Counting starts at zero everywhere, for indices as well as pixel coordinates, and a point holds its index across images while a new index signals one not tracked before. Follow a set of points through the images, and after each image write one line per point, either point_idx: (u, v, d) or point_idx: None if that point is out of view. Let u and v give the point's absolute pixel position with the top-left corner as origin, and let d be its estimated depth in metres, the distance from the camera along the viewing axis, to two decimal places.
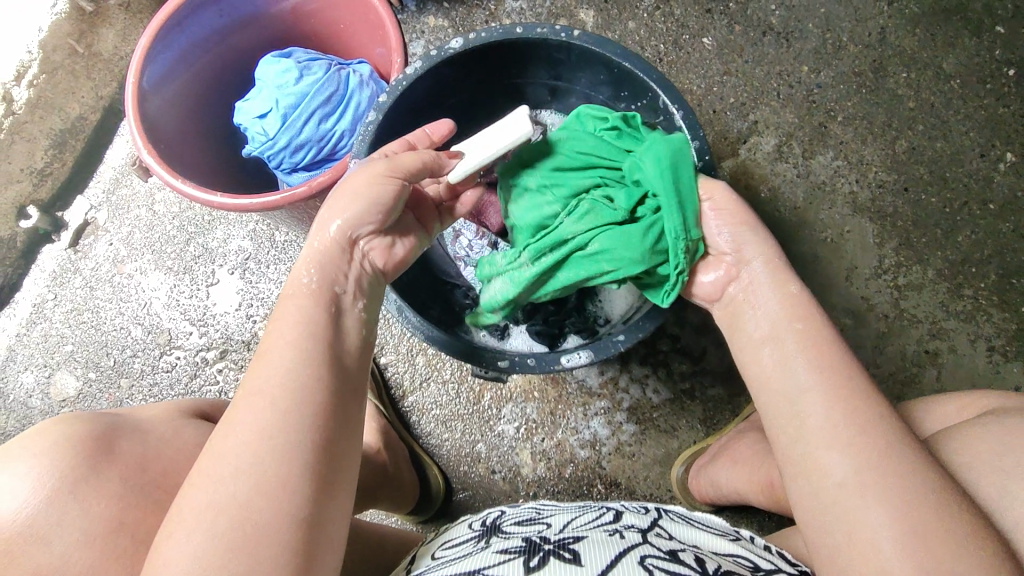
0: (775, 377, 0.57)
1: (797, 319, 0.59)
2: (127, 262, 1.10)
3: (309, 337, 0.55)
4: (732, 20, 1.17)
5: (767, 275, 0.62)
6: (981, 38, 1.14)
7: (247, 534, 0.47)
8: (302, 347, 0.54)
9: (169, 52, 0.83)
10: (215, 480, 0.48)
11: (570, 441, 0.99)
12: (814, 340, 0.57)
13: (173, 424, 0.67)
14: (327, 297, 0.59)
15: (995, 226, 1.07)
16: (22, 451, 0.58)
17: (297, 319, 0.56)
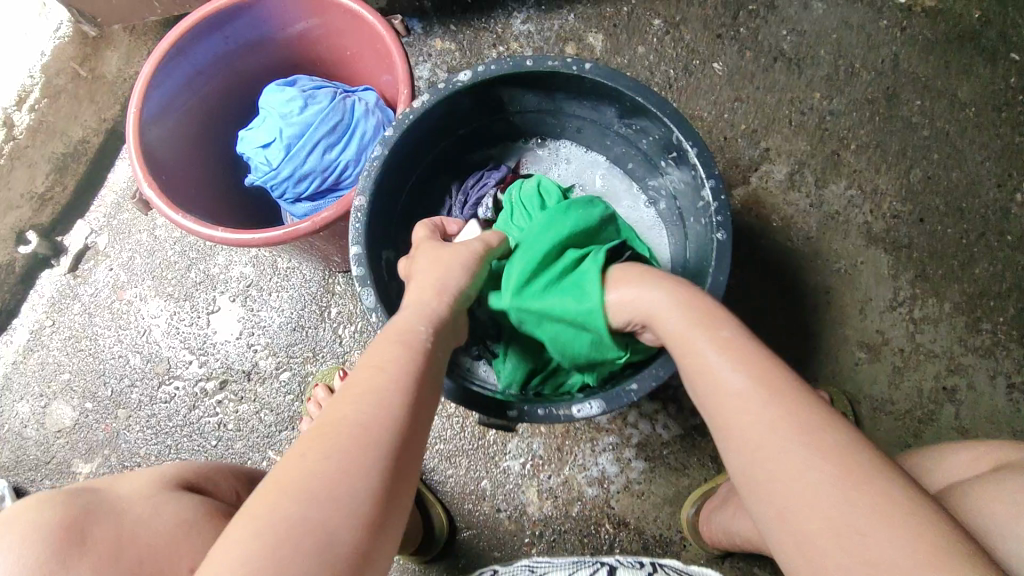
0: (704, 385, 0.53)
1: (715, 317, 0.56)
2: (126, 288, 1.08)
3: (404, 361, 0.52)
4: (743, 46, 1.16)
5: (665, 300, 0.60)
6: (995, 66, 1.13)
7: (308, 554, 0.39)
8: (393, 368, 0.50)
9: (172, 80, 0.81)
10: (290, 491, 0.42)
11: (578, 478, 0.96)
12: (753, 366, 0.51)
13: (154, 500, 0.62)
14: (418, 336, 0.55)
15: (1013, 258, 1.05)
16: None
17: (391, 351, 0.52)
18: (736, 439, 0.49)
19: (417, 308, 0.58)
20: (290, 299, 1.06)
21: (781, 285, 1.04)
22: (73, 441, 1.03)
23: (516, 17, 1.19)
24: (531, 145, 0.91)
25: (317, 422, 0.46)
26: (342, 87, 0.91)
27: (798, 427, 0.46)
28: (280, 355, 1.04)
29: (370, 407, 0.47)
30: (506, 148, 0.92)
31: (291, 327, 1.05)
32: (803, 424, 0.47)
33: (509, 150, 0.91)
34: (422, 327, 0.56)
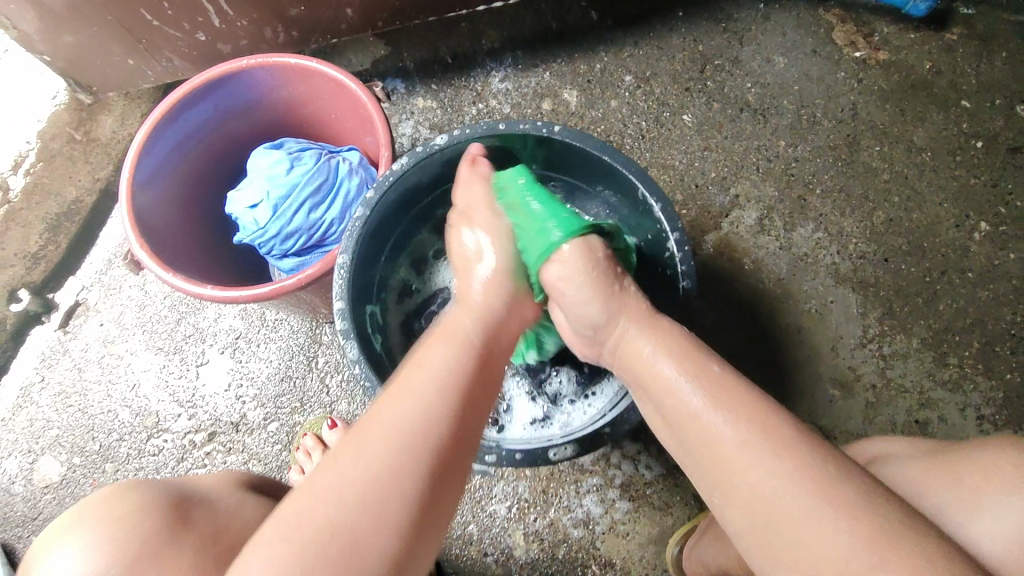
0: (695, 442, 0.59)
1: (685, 366, 0.62)
2: (117, 342, 1.10)
3: (429, 389, 0.60)
4: (710, 98, 1.22)
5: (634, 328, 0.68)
6: (948, 111, 1.19)
7: (370, 498, 0.52)
8: (429, 387, 0.60)
9: (165, 146, 0.86)
10: (360, 454, 0.55)
11: (563, 520, 1.00)
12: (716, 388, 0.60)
13: (236, 497, 0.74)
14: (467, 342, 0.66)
15: (975, 294, 1.09)
16: (102, 512, 0.67)
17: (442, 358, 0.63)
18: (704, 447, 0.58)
19: (467, 314, 0.69)
20: (279, 349, 1.08)
21: (752, 325, 1.09)
22: (60, 497, 1.04)
23: (494, 76, 1.25)
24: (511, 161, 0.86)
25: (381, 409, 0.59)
26: (327, 148, 0.96)
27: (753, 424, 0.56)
28: (269, 407, 1.06)
29: (407, 435, 0.56)
30: (489, 163, 0.86)
31: (279, 378, 1.07)
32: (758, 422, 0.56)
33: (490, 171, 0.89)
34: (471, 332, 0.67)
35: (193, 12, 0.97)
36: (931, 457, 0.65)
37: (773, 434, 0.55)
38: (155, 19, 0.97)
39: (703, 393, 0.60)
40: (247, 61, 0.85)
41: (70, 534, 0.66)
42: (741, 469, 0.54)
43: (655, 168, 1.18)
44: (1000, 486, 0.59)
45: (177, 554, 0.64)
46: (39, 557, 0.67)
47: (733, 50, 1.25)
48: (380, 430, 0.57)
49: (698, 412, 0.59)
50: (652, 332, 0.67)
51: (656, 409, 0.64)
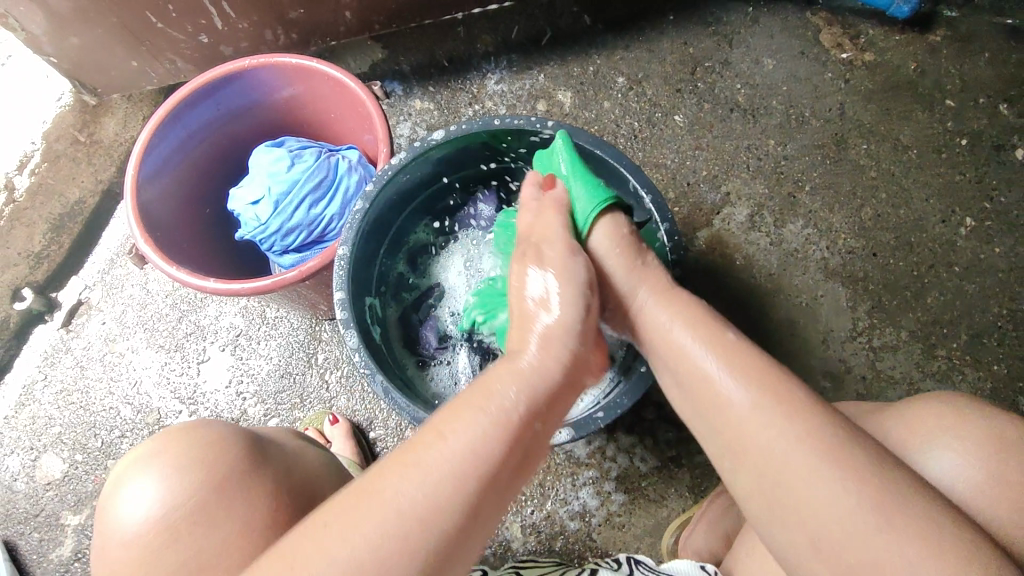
0: (706, 404, 0.60)
1: (700, 335, 0.63)
2: (119, 340, 1.11)
3: (466, 465, 0.52)
4: (701, 98, 1.25)
5: (652, 299, 0.68)
6: (933, 110, 1.22)
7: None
8: (449, 467, 0.51)
9: (168, 144, 0.89)
10: (372, 529, 0.48)
11: (560, 513, 1.02)
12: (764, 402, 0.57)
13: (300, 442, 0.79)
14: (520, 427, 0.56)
15: (962, 288, 1.12)
16: (180, 444, 0.68)
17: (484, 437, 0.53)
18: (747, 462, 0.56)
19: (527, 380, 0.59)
20: (279, 346, 1.09)
21: (744, 319, 1.11)
22: (62, 493, 1.05)
23: (489, 78, 1.27)
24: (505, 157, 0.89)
25: (401, 479, 0.51)
26: (327, 147, 0.98)
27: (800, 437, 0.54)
28: (269, 403, 1.07)
29: (425, 524, 0.49)
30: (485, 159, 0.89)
31: (279, 374, 1.08)
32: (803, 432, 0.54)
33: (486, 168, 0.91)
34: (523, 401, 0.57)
35: (196, 15, 1.01)
36: (872, 417, 0.69)
37: (783, 401, 0.56)
38: (159, 21, 1.01)
39: (719, 360, 0.60)
40: (249, 61, 0.89)
41: (152, 461, 0.67)
42: (752, 434, 0.55)
43: (648, 167, 1.21)
44: (925, 437, 0.63)
45: (261, 482, 0.68)
46: (116, 485, 0.67)
47: (723, 52, 1.28)
48: (401, 504, 0.49)
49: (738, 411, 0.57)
50: (673, 306, 0.67)
51: (670, 373, 0.65)
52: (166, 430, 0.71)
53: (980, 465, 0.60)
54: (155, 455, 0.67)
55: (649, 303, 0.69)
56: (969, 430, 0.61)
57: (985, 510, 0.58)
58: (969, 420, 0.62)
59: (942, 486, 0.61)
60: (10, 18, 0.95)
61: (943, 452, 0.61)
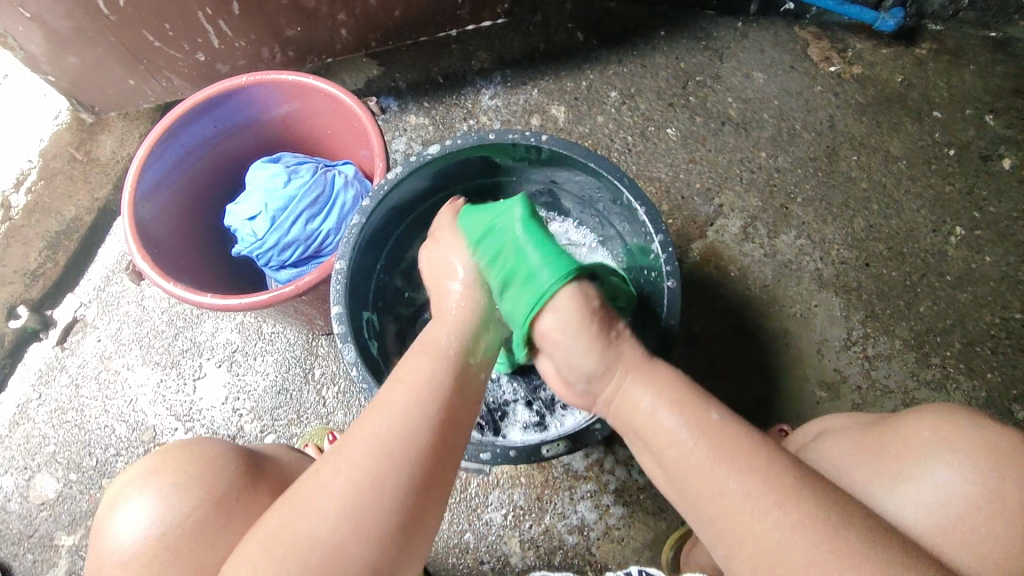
0: (693, 487, 0.60)
1: (686, 416, 0.62)
2: (114, 358, 1.11)
3: (412, 416, 0.59)
4: (693, 113, 1.26)
5: (630, 379, 0.67)
6: (921, 123, 1.24)
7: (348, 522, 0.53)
8: (410, 409, 0.60)
9: (165, 160, 0.90)
10: (334, 472, 0.56)
11: (558, 527, 1.01)
12: (736, 458, 0.58)
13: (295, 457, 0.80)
14: (447, 354, 0.67)
15: (954, 297, 1.13)
16: (177, 462, 0.68)
17: (423, 376, 0.63)
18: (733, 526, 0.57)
19: (445, 322, 0.71)
20: (275, 362, 1.09)
21: (740, 329, 1.11)
22: (57, 513, 1.04)
23: (484, 93, 1.29)
24: (501, 170, 0.90)
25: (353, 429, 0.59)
26: (323, 162, 0.99)
27: (783, 500, 0.55)
28: (266, 419, 1.07)
29: (381, 458, 0.56)
30: (481, 171, 0.90)
31: (276, 390, 1.08)
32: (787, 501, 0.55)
33: (482, 180, 0.92)
34: (448, 338, 0.69)
35: (193, 33, 1.03)
36: (864, 429, 0.68)
37: (783, 492, 0.56)
38: (157, 39, 1.02)
39: (701, 441, 0.60)
40: (246, 79, 0.90)
41: (151, 478, 0.67)
42: (752, 524, 0.56)
43: (642, 180, 1.22)
44: (921, 452, 0.63)
45: (258, 500, 0.67)
46: (115, 502, 0.67)
47: (714, 67, 1.29)
48: (357, 445, 0.57)
49: (722, 480, 0.58)
50: (653, 384, 0.66)
51: (650, 450, 0.64)
52: (162, 450, 0.71)
53: (974, 482, 0.61)
54: (152, 474, 0.67)
55: (625, 384, 0.67)
56: (963, 445, 0.62)
57: (987, 525, 0.59)
58: (961, 435, 0.63)
59: (940, 501, 0.61)
60: (8, 37, 0.96)
61: (940, 468, 0.62)
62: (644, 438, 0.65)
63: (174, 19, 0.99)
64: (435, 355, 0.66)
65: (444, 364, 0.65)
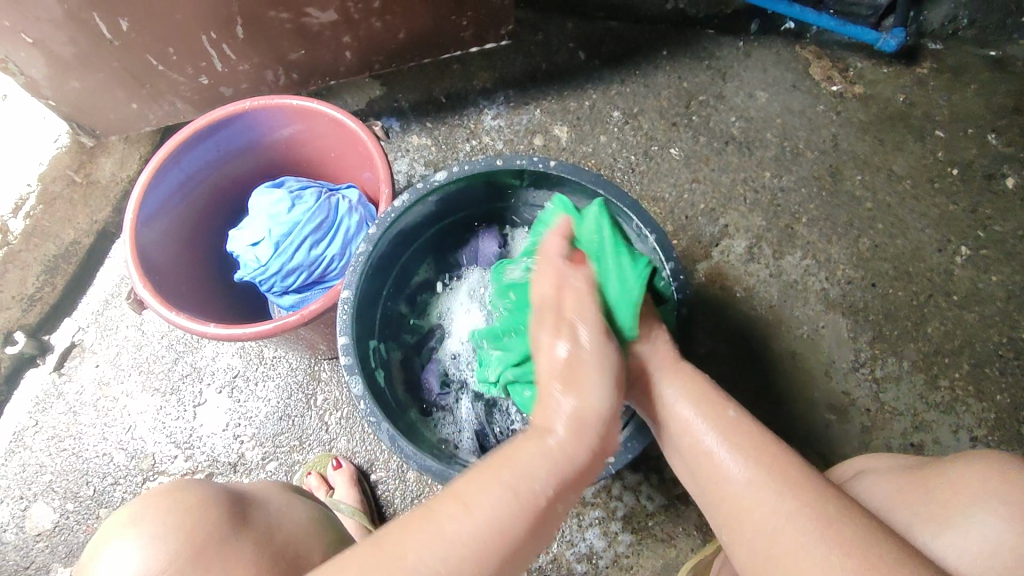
0: (704, 472, 0.62)
1: (702, 407, 0.65)
2: (112, 384, 1.09)
3: (477, 545, 0.51)
4: (697, 132, 1.26)
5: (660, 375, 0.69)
6: (923, 141, 1.24)
7: None
8: (467, 545, 0.51)
9: (167, 186, 0.89)
10: None
11: (567, 555, 0.99)
12: (745, 445, 0.60)
13: (286, 496, 0.79)
14: (537, 494, 0.54)
15: (961, 317, 1.12)
16: (167, 506, 0.66)
17: (496, 512, 0.52)
18: (729, 502, 0.59)
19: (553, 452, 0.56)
20: (277, 388, 1.08)
21: (747, 351, 1.10)
22: (53, 545, 1.02)
23: (487, 114, 1.28)
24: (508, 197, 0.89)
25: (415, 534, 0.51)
26: (326, 186, 0.98)
27: (780, 479, 0.56)
28: (268, 446, 1.05)
29: None
30: (487, 197, 0.89)
31: (278, 416, 1.06)
32: (788, 479, 0.56)
33: (489, 206, 0.91)
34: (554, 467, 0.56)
35: (196, 57, 1.02)
36: (909, 471, 0.68)
37: (780, 479, 0.57)
38: (160, 64, 1.02)
39: (715, 432, 0.62)
40: (249, 103, 0.89)
41: (131, 528, 0.65)
42: (749, 508, 0.57)
43: (646, 201, 1.21)
44: (968, 500, 0.63)
45: (240, 553, 0.65)
46: (96, 555, 0.65)
47: (716, 86, 1.29)
48: (394, 568, 0.49)
49: (725, 461, 0.60)
50: (671, 378, 0.68)
51: (670, 442, 0.67)
52: (150, 493, 0.69)
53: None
54: (138, 518, 0.65)
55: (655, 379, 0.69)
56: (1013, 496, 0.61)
57: None
58: (1013, 485, 0.62)
59: (986, 550, 0.60)
60: (10, 63, 0.95)
61: (988, 516, 0.61)
62: (667, 438, 0.67)
63: (177, 44, 0.99)
64: (530, 485, 0.54)
65: (528, 501, 0.53)
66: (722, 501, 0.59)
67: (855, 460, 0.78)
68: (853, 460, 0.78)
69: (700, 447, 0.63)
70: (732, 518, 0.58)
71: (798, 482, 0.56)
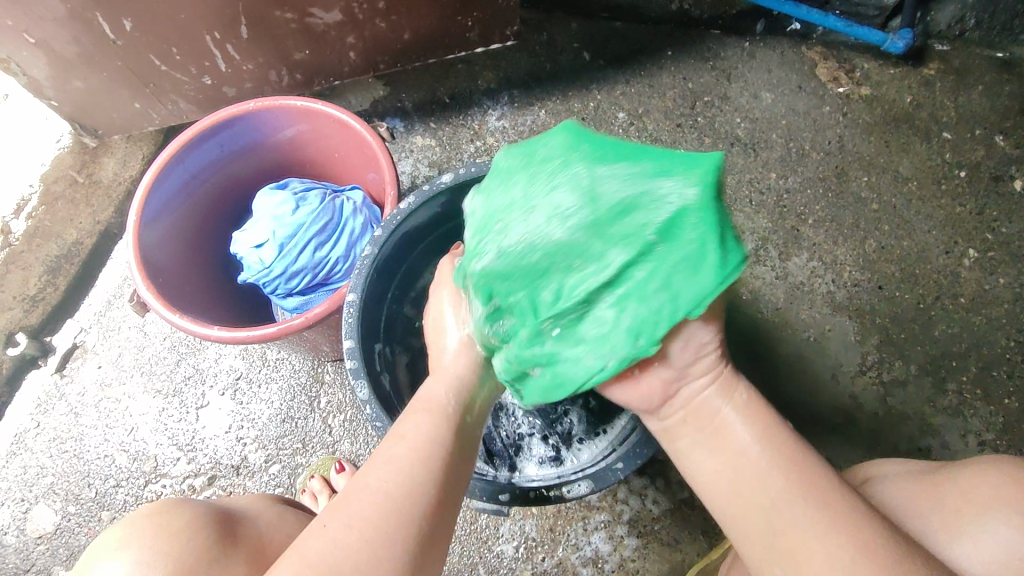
0: (756, 500, 0.52)
1: (758, 429, 0.54)
2: (114, 386, 1.08)
3: (422, 451, 0.56)
4: (702, 133, 1.25)
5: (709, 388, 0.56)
6: (930, 142, 1.23)
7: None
8: (412, 456, 0.55)
9: (170, 187, 0.88)
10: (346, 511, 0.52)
11: (572, 559, 0.99)
12: (805, 475, 0.52)
13: (275, 509, 0.78)
14: (449, 409, 0.60)
15: (969, 319, 1.12)
16: (154, 527, 0.66)
17: (423, 425, 0.58)
18: (783, 538, 0.50)
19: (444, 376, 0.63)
20: (280, 390, 1.07)
21: (752, 354, 1.10)
22: (54, 547, 1.01)
23: (491, 114, 1.27)
24: None
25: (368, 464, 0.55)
26: (331, 187, 0.97)
27: (844, 517, 0.49)
28: (271, 449, 1.04)
29: (376, 491, 0.53)
30: None
31: (281, 419, 1.06)
32: (852, 519, 0.49)
33: None
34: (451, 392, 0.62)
35: (200, 57, 1.02)
36: (921, 478, 0.67)
37: (856, 539, 0.48)
38: (164, 64, 1.01)
39: (774, 456, 0.53)
40: (253, 104, 0.89)
41: (117, 552, 0.64)
42: (813, 553, 0.49)
43: None
44: (981, 508, 0.62)
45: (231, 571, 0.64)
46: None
47: (722, 87, 1.29)
48: (363, 487, 0.53)
49: (787, 494, 0.51)
50: (730, 394, 0.56)
51: (711, 459, 0.55)
52: (137, 514, 0.69)
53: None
54: (124, 541, 0.65)
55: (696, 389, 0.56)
56: None
57: None
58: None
59: (998, 560, 0.59)
60: (12, 63, 0.95)
61: (1000, 526, 0.60)
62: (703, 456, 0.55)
63: (181, 43, 0.98)
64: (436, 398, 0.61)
65: (444, 411, 0.60)
66: (772, 533, 0.51)
67: (870, 463, 0.77)
68: (869, 463, 0.77)
69: (754, 471, 0.52)
70: (781, 552, 0.50)
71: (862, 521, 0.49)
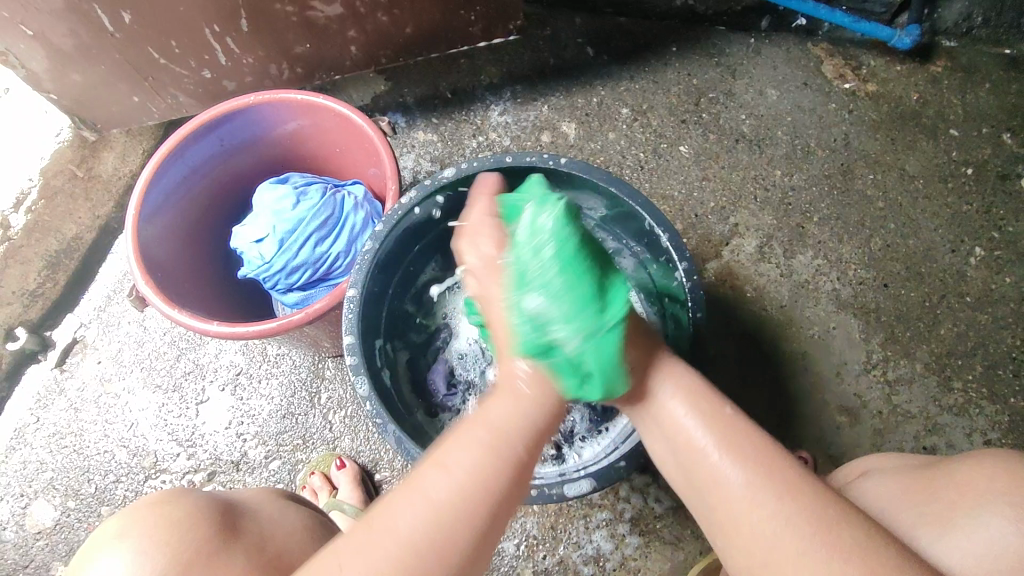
0: (697, 474, 0.57)
1: (700, 410, 0.59)
2: (114, 381, 1.08)
3: (495, 459, 0.53)
4: (706, 129, 1.24)
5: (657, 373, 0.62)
6: (937, 139, 1.22)
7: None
8: (485, 462, 0.53)
9: (169, 180, 0.87)
10: (396, 512, 0.50)
11: (573, 557, 0.98)
12: (745, 451, 0.55)
13: (276, 504, 0.77)
14: (528, 408, 0.57)
15: (975, 318, 1.10)
16: (153, 518, 0.65)
17: (498, 429, 0.55)
18: (722, 507, 0.54)
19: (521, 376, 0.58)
20: (280, 385, 1.06)
21: (755, 352, 1.09)
22: (53, 542, 1.01)
23: (493, 110, 1.27)
24: None
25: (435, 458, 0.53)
26: (332, 182, 0.96)
27: (782, 486, 0.52)
28: (271, 445, 1.04)
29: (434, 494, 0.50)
30: None
31: (281, 415, 1.05)
32: (792, 487, 0.52)
33: None
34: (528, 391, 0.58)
35: (200, 51, 1.01)
36: (918, 472, 0.66)
37: (851, 547, 0.48)
38: (164, 57, 1.01)
39: (714, 435, 0.57)
40: (253, 98, 0.88)
41: (116, 542, 0.63)
42: (749, 517, 0.52)
43: (655, 199, 1.20)
44: (973, 501, 0.61)
45: (228, 564, 0.63)
46: (82, 568, 0.64)
47: (726, 83, 1.28)
48: (422, 486, 0.51)
49: (722, 464, 0.55)
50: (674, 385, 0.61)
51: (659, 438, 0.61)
52: (138, 504, 0.68)
53: None
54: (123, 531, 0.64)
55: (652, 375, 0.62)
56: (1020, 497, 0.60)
57: None
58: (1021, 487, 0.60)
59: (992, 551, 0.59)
60: (10, 56, 0.94)
61: (993, 518, 0.60)
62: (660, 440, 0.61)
63: (181, 37, 0.97)
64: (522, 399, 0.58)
65: (527, 415, 0.57)
66: (711, 502, 0.55)
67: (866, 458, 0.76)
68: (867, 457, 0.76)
69: (695, 450, 0.57)
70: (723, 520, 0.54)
71: (801, 489, 0.52)
